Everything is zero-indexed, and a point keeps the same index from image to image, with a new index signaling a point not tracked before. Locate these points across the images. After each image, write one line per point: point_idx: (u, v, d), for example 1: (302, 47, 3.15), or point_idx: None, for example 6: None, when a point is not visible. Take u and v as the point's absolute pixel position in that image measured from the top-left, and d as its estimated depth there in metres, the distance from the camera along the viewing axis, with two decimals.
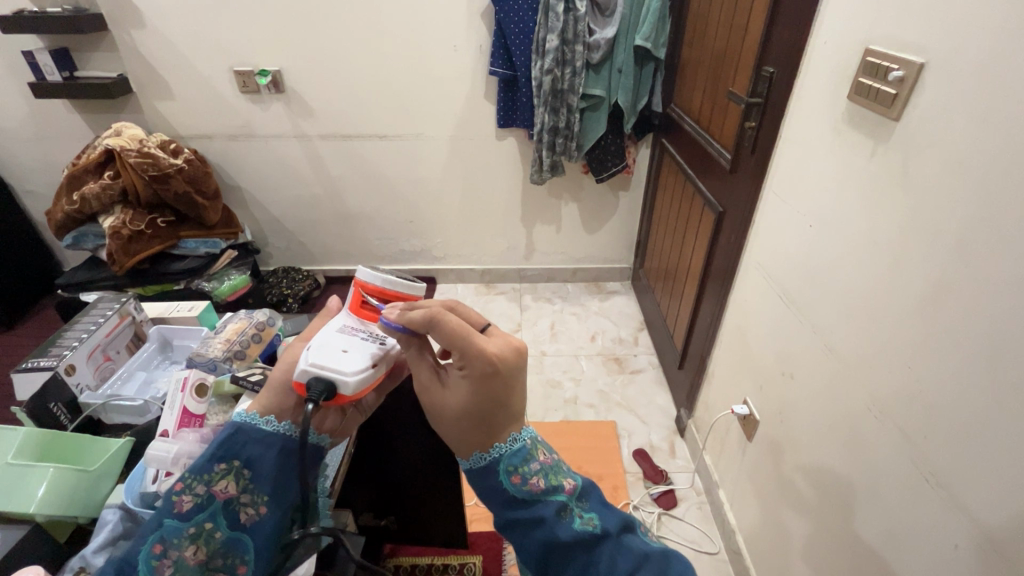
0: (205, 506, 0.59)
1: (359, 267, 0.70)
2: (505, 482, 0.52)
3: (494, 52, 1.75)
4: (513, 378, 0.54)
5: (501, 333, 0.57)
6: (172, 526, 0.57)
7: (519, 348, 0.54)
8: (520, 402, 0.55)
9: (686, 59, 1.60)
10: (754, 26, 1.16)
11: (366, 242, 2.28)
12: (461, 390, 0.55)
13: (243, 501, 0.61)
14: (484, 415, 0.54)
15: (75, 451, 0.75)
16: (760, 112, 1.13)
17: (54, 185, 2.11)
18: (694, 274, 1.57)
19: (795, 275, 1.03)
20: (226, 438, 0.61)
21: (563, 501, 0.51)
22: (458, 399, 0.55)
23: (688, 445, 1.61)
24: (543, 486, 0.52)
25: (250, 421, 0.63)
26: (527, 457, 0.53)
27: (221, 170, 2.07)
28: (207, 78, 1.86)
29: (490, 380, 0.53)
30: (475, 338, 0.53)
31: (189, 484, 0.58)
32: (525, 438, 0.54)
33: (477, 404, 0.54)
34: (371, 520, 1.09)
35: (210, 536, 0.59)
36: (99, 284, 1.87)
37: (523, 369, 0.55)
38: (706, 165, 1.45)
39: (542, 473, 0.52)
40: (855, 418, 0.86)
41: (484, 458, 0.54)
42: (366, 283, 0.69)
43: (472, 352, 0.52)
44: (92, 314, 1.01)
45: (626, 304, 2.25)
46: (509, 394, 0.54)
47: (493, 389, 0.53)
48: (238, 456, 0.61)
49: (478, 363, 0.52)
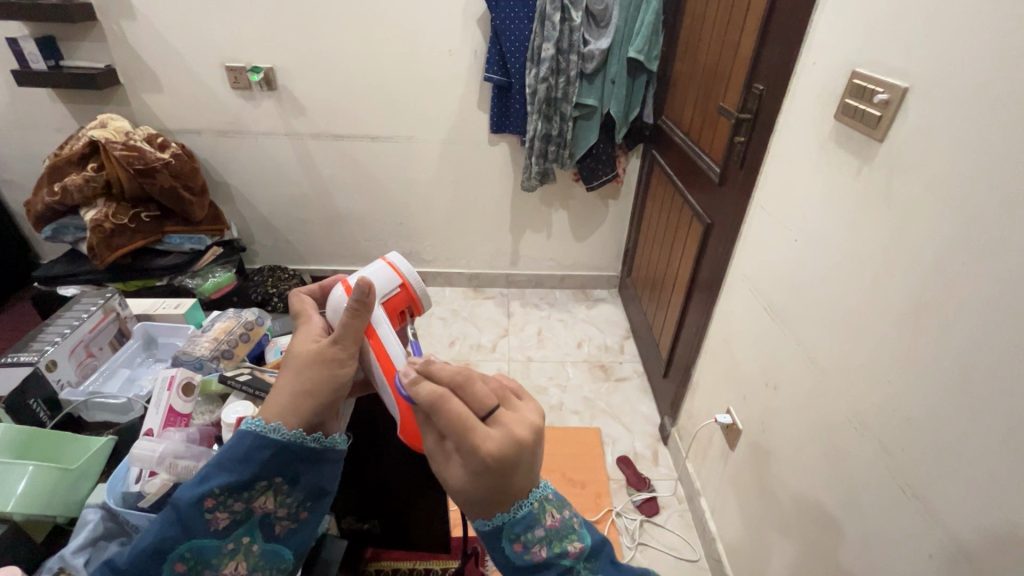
0: (241, 521, 0.57)
1: (407, 272, 0.73)
2: (508, 549, 0.50)
3: (489, 58, 1.76)
4: (510, 473, 0.49)
5: (509, 422, 0.50)
6: (209, 544, 0.55)
7: (525, 441, 0.49)
8: (522, 486, 0.51)
9: (678, 73, 1.63)
10: (746, 43, 1.19)
11: (355, 243, 2.26)
12: (455, 471, 0.51)
13: (278, 514, 0.60)
14: (480, 497, 0.50)
15: (57, 449, 0.74)
16: (749, 127, 1.16)
17: (34, 175, 2.06)
18: (681, 284, 1.59)
19: (780, 288, 1.05)
20: (269, 457, 0.56)
21: (567, 566, 0.49)
22: (453, 480, 0.51)
23: (670, 453, 1.62)
24: (546, 553, 0.50)
25: (297, 439, 0.58)
26: (531, 523, 0.50)
27: (208, 166, 2.04)
28: (198, 72, 1.84)
29: (483, 474, 0.48)
30: (472, 431, 0.48)
31: (226, 503, 0.55)
32: (531, 502, 0.51)
33: (469, 491, 0.50)
34: (354, 523, 1.07)
35: (247, 550, 0.57)
36: (76, 278, 1.82)
37: (524, 462, 0.50)
38: (694, 177, 1.48)
39: (546, 540, 0.50)
40: (836, 430, 0.88)
41: (488, 524, 0.51)
42: (414, 293, 0.74)
43: (472, 444, 0.48)
44: (75, 309, 0.98)
45: (613, 312, 2.27)
46: (509, 482, 0.49)
47: (490, 483, 0.49)
48: (279, 473, 0.58)
49: (473, 460, 0.48)
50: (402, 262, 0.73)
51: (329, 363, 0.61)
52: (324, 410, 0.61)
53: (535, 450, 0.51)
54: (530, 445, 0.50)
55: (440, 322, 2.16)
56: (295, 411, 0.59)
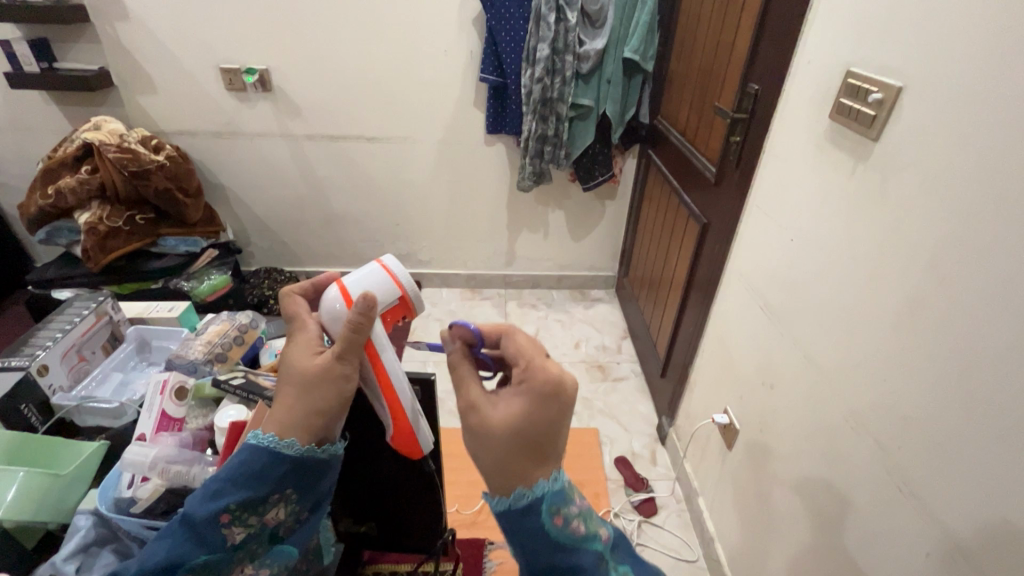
0: (252, 531, 0.59)
1: (402, 276, 0.69)
2: (547, 524, 0.47)
3: (485, 59, 1.76)
4: (571, 405, 0.50)
5: None
6: (221, 553, 0.57)
7: (582, 378, 0.51)
8: (569, 435, 0.51)
9: (673, 72, 1.63)
10: (741, 42, 1.18)
11: (351, 244, 2.26)
12: (509, 406, 0.50)
13: (287, 521, 0.62)
14: (533, 438, 0.49)
15: (48, 454, 0.73)
16: (744, 126, 1.16)
17: (27, 178, 2.05)
18: (678, 284, 1.59)
19: (776, 288, 1.05)
20: (282, 473, 0.57)
21: (601, 550, 0.48)
22: (507, 416, 0.49)
23: (668, 453, 1.62)
24: (583, 531, 0.48)
25: (310, 454, 0.58)
26: (568, 498, 0.49)
27: (203, 167, 2.03)
28: (192, 74, 1.84)
29: (549, 395, 0.48)
30: (541, 355, 0.53)
31: (240, 517, 0.57)
32: (565, 477, 0.50)
33: (525, 421, 0.48)
34: (351, 526, 1.07)
35: (255, 553, 0.60)
36: (71, 282, 1.81)
37: (577, 403, 0.51)
38: (691, 177, 1.48)
39: (582, 518, 0.49)
40: (833, 430, 0.88)
41: (527, 495, 0.48)
42: (411, 299, 0.70)
43: (535, 367, 0.50)
44: (67, 312, 0.98)
45: (610, 312, 2.27)
46: (563, 422, 0.50)
47: (550, 410, 0.48)
48: (291, 488, 0.59)
49: (543, 376, 0.49)
50: (398, 267, 0.69)
51: (335, 380, 0.57)
52: (332, 424, 0.59)
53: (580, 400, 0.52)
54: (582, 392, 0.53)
55: (437, 323, 2.16)
56: (302, 428, 0.57)
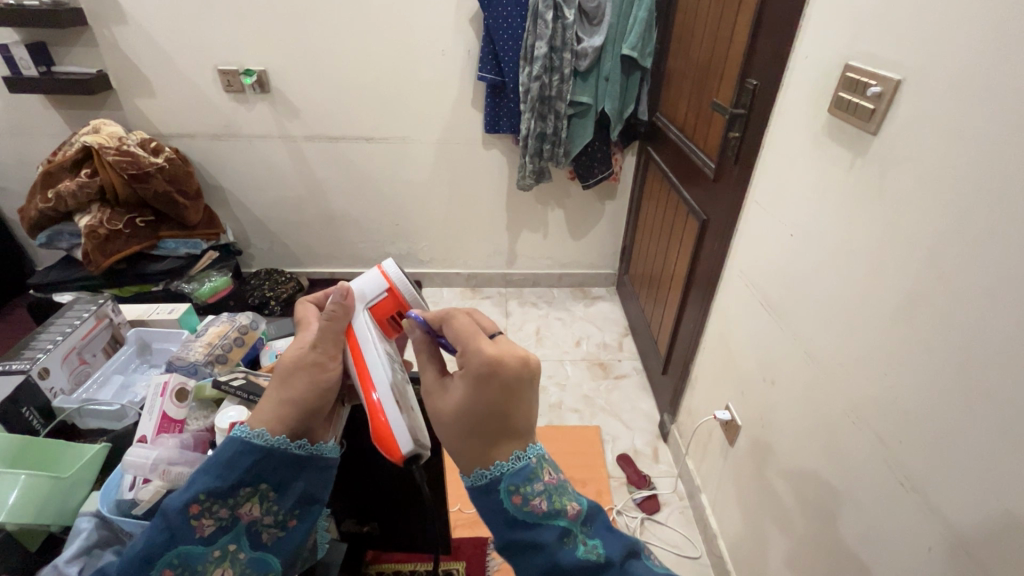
0: (227, 527, 0.56)
1: (392, 275, 0.74)
2: (506, 502, 0.49)
3: (482, 57, 1.76)
4: (515, 388, 0.51)
5: (512, 342, 0.55)
6: (195, 551, 0.54)
7: (524, 360, 0.51)
8: (523, 414, 0.52)
9: (672, 69, 1.62)
10: (739, 36, 1.18)
11: (351, 244, 2.26)
12: (457, 394, 0.54)
13: (266, 522, 0.59)
14: (481, 420, 0.52)
15: (48, 458, 0.73)
16: (743, 122, 1.16)
17: (27, 182, 2.05)
18: (678, 281, 1.59)
19: (776, 283, 1.05)
20: (252, 462, 0.56)
21: (566, 526, 0.47)
22: (455, 404, 0.53)
23: (671, 450, 1.62)
24: (546, 508, 0.48)
25: (281, 445, 0.58)
26: (530, 477, 0.49)
27: (202, 169, 2.03)
28: (190, 75, 1.83)
29: (488, 380, 0.51)
30: (478, 337, 0.53)
31: (211, 509, 0.55)
32: (529, 457, 0.51)
33: (470, 408, 0.52)
34: (354, 527, 1.07)
35: (234, 558, 0.57)
36: (71, 285, 1.82)
37: (528, 382, 0.52)
38: (690, 173, 1.48)
39: (545, 495, 0.49)
40: (834, 425, 0.87)
41: (484, 475, 0.51)
42: (403, 296, 0.75)
43: (473, 352, 0.52)
44: (68, 315, 0.98)
45: (611, 310, 2.27)
46: (511, 404, 0.51)
47: (493, 393, 0.51)
48: (264, 480, 0.57)
49: (478, 361, 0.51)
50: (394, 269, 0.75)
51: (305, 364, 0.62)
52: (310, 417, 0.61)
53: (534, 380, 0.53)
54: (535, 367, 0.52)
55: None
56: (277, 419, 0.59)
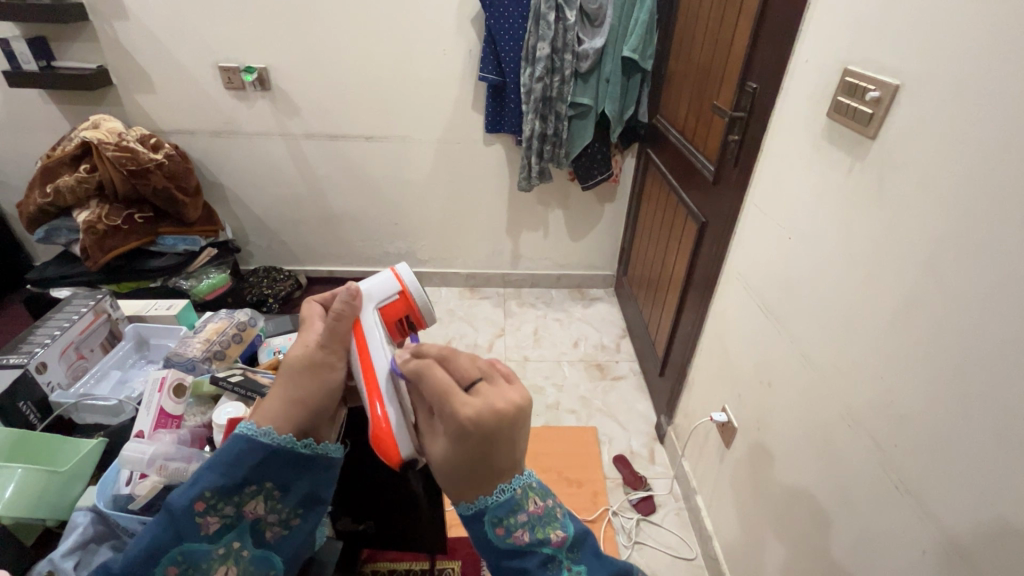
0: (231, 525, 0.57)
1: (410, 283, 0.75)
2: (490, 533, 0.51)
3: (483, 58, 1.76)
4: (493, 446, 0.50)
5: (490, 392, 0.52)
6: (200, 548, 0.55)
7: (501, 416, 0.50)
8: (507, 462, 0.52)
9: (672, 71, 1.63)
10: (740, 40, 1.19)
11: (350, 243, 2.26)
12: (439, 444, 0.54)
13: (269, 519, 0.60)
14: (464, 473, 0.52)
15: (48, 451, 0.74)
16: (743, 125, 1.17)
17: (25, 177, 2.04)
18: (676, 283, 1.59)
19: (773, 286, 1.06)
20: (258, 461, 0.57)
21: (549, 553, 0.50)
22: (439, 452, 0.53)
23: (667, 452, 1.62)
24: (529, 539, 0.50)
25: (286, 444, 0.58)
26: (514, 508, 0.51)
27: (201, 166, 2.03)
28: (190, 72, 1.83)
29: (462, 441, 0.50)
30: (449, 399, 0.51)
31: (216, 507, 0.56)
32: (514, 488, 0.52)
33: (450, 460, 0.52)
34: (350, 525, 1.06)
35: (238, 556, 0.58)
36: (69, 280, 1.81)
37: (506, 436, 0.50)
38: (689, 176, 1.48)
39: (528, 526, 0.51)
40: (830, 428, 0.88)
41: (470, 508, 0.52)
42: (414, 301, 0.75)
43: (447, 412, 0.51)
44: (66, 310, 0.98)
45: (609, 311, 2.27)
46: (488, 459, 0.51)
47: (470, 452, 0.50)
48: (269, 479, 0.58)
49: (451, 425, 0.50)
50: (408, 274, 0.75)
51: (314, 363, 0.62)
52: (315, 415, 0.62)
53: (518, 425, 0.51)
54: (512, 420, 0.50)
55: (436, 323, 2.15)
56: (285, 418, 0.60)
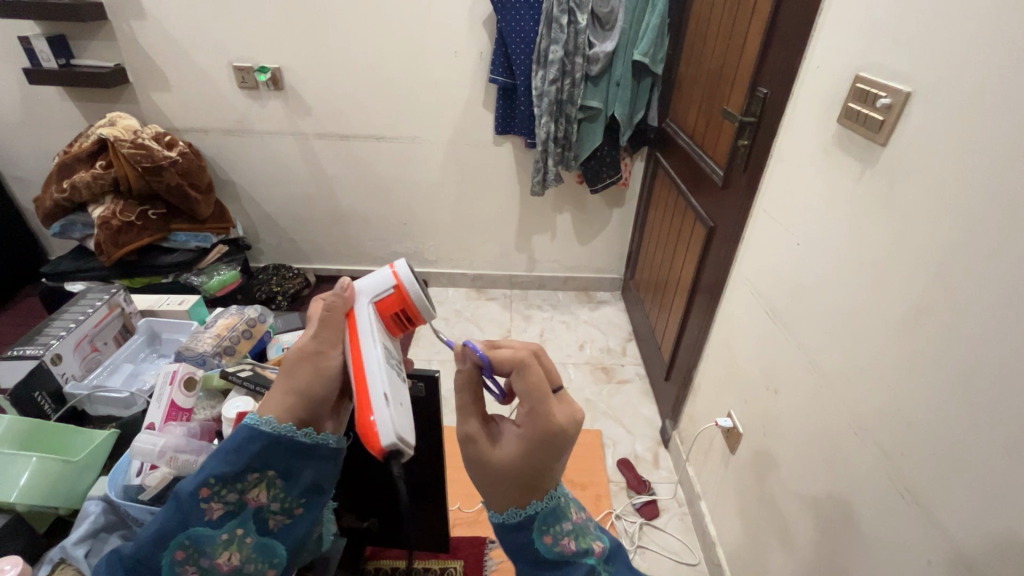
0: (235, 512, 0.60)
1: (403, 274, 0.69)
2: (537, 541, 0.54)
3: (494, 60, 1.77)
4: (564, 450, 0.55)
5: (567, 400, 0.57)
6: (204, 533, 0.58)
7: (581, 421, 0.55)
8: (563, 467, 0.57)
9: (682, 76, 1.63)
10: (751, 45, 1.18)
11: (359, 243, 2.27)
12: (509, 447, 0.55)
13: (272, 509, 0.62)
14: (534, 476, 0.54)
15: (60, 442, 0.75)
16: (752, 131, 1.16)
17: (42, 172, 2.08)
18: (683, 287, 1.59)
19: (781, 292, 1.05)
20: (258, 449, 0.59)
21: (592, 562, 0.53)
22: (508, 455, 0.54)
23: (672, 456, 1.62)
24: (573, 547, 0.54)
25: (287, 433, 0.60)
26: (559, 517, 0.56)
27: (214, 164, 2.06)
28: (205, 71, 1.86)
29: (545, 444, 0.53)
30: (546, 400, 0.54)
31: (220, 493, 0.58)
32: (559, 499, 0.57)
33: (523, 463, 0.54)
34: (355, 522, 1.08)
35: (241, 542, 0.60)
36: (83, 275, 1.84)
37: (572, 443, 0.56)
38: (698, 180, 1.48)
39: (572, 534, 0.55)
40: (837, 435, 0.87)
41: (520, 514, 0.55)
42: (409, 295, 0.68)
43: (538, 413, 0.53)
44: (81, 303, 0.99)
45: (615, 315, 2.27)
46: (552, 468, 0.55)
47: (547, 455, 0.54)
48: (271, 468, 0.60)
49: (543, 427, 0.53)
50: (404, 266, 0.69)
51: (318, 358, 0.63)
52: (314, 406, 0.63)
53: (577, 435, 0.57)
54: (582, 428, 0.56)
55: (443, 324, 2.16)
56: (283, 411, 0.61)
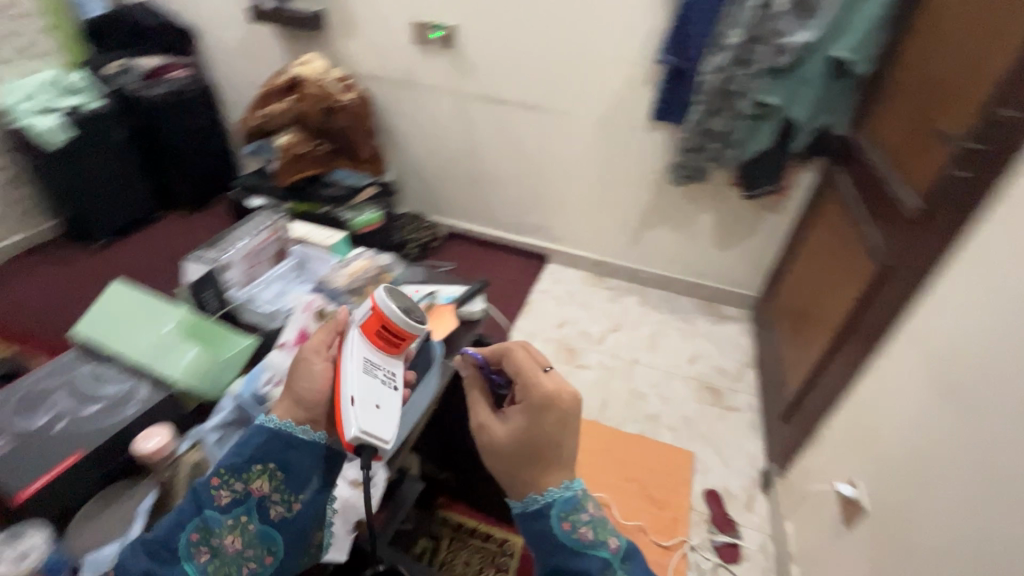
0: (241, 500, 0.64)
1: (383, 297, 0.73)
2: (556, 526, 0.64)
3: (669, 39, 1.64)
4: (560, 423, 0.66)
5: (559, 380, 0.69)
6: (213, 517, 0.63)
7: (568, 393, 0.66)
8: (568, 447, 0.67)
9: (895, 81, 1.37)
10: (1002, 52, 0.95)
11: (491, 207, 2.33)
12: (510, 424, 0.69)
13: (273, 499, 0.66)
14: (532, 443, 0.66)
15: (213, 341, 0.95)
16: (981, 160, 0.94)
17: (247, 99, 2.42)
18: (831, 324, 1.38)
19: (963, 361, 0.86)
20: (260, 440, 0.65)
21: (606, 556, 0.61)
22: (511, 431, 0.68)
23: (769, 504, 1.46)
24: (589, 537, 0.62)
25: (287, 428, 0.66)
26: (577, 506, 0.64)
27: (379, 110, 2.22)
28: (388, 23, 1.99)
29: (537, 414, 0.67)
30: (532, 376, 0.69)
31: (228, 481, 0.64)
32: (574, 489, 0.65)
33: (521, 434, 0.67)
34: (433, 470, 1.17)
35: (244, 528, 0.64)
36: (261, 191, 2.13)
37: (570, 418, 0.67)
38: (885, 206, 1.25)
39: (590, 525, 0.63)
40: (994, 553, 0.71)
41: (538, 501, 0.65)
42: (388, 315, 0.72)
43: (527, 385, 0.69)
44: (252, 223, 1.17)
45: (739, 335, 2.07)
46: (554, 439, 0.66)
47: (541, 424, 0.66)
48: (271, 459, 0.65)
49: (532, 397, 0.67)
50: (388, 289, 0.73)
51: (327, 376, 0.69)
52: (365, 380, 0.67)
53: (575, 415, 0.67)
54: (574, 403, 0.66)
55: (553, 303, 2.15)
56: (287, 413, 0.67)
